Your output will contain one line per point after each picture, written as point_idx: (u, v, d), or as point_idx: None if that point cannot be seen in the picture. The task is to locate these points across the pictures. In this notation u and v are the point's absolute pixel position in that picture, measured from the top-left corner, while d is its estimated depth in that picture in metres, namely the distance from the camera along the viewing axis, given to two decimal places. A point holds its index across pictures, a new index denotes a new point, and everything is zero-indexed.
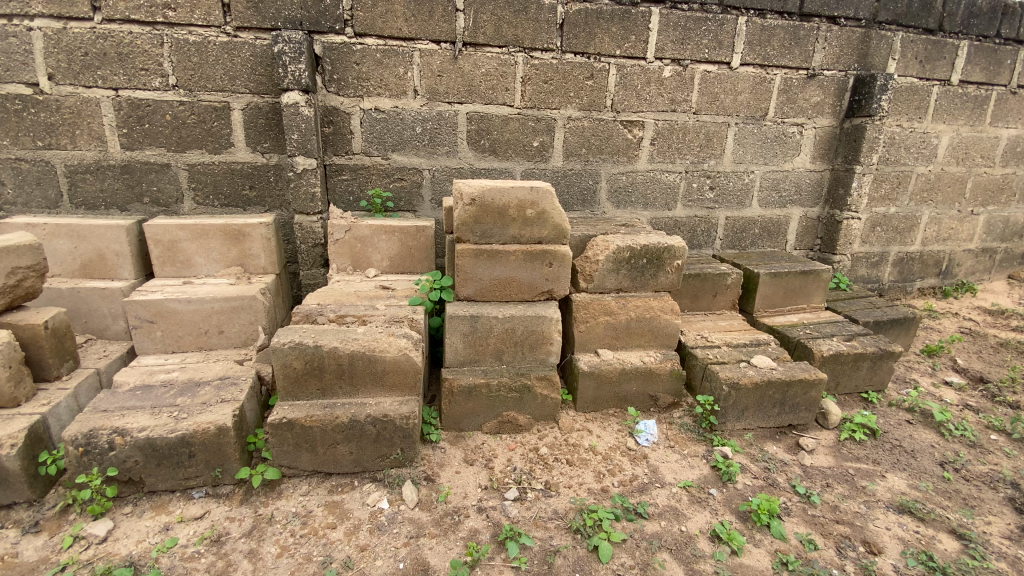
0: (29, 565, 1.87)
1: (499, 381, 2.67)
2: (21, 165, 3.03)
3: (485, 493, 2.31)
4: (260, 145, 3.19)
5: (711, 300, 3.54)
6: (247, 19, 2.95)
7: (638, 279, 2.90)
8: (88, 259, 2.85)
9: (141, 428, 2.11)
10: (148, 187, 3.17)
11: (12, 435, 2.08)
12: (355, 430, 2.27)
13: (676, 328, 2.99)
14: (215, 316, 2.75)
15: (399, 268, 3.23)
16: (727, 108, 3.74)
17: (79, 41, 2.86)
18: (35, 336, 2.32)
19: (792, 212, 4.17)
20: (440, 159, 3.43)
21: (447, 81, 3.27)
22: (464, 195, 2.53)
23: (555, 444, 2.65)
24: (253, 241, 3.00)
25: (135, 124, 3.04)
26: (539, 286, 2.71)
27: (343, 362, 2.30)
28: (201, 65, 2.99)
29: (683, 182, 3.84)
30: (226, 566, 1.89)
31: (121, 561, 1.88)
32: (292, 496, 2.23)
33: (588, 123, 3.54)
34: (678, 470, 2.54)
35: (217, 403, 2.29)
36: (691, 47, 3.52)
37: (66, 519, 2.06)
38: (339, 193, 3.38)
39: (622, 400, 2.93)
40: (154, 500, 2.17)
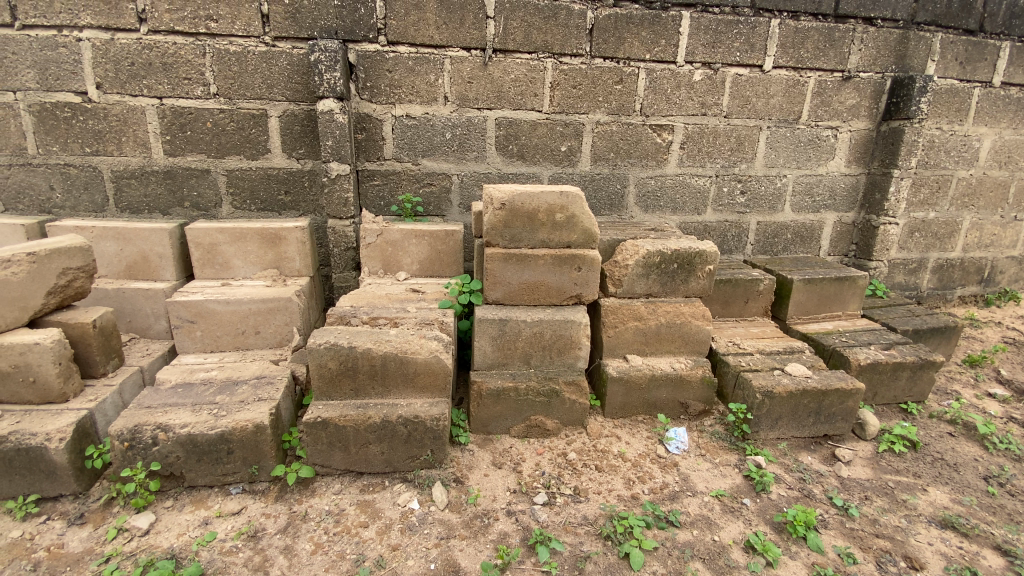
0: (76, 556, 1.94)
1: (528, 385, 2.67)
2: (70, 170, 3.17)
3: (514, 496, 2.31)
4: (295, 151, 3.27)
5: (743, 306, 3.48)
6: (285, 29, 3.04)
7: (668, 284, 2.87)
8: (132, 261, 2.96)
9: (183, 424, 2.18)
10: (188, 192, 3.28)
11: (61, 429, 2.16)
12: (387, 431, 2.30)
13: (707, 334, 2.93)
14: (252, 316, 2.82)
15: (428, 272, 3.27)
16: (759, 111, 3.69)
17: (126, 52, 2.99)
18: (83, 334, 2.42)
19: (825, 216, 4.08)
20: (469, 164, 3.46)
21: (477, 87, 3.31)
22: (494, 200, 2.54)
23: (583, 450, 2.63)
24: (288, 244, 3.08)
25: (177, 131, 3.16)
26: (568, 290, 2.71)
27: (376, 363, 2.33)
28: (241, 74, 3.09)
29: (713, 186, 3.79)
30: (262, 561, 1.92)
31: (163, 553, 1.93)
32: (325, 495, 2.26)
33: (617, 127, 3.53)
34: (710, 479, 2.50)
35: (254, 401, 2.35)
36: (722, 50, 3.49)
37: (111, 511, 2.14)
38: (370, 198, 3.44)
39: (651, 406, 2.90)
40: (194, 494, 2.23)
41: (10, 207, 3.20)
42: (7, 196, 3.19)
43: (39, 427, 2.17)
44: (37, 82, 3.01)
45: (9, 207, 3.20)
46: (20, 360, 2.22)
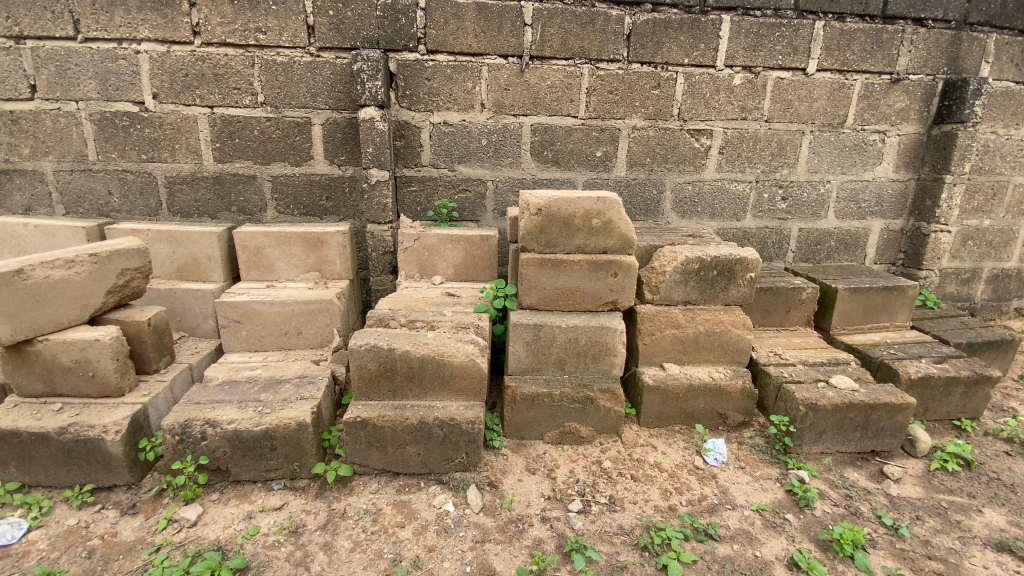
0: (128, 544, 2.02)
1: (562, 391, 2.65)
2: (127, 176, 3.34)
3: (549, 503, 2.29)
4: (336, 157, 3.37)
5: (784, 316, 3.38)
6: (329, 40, 3.15)
7: (707, 292, 2.81)
8: (184, 262, 3.09)
9: (230, 421, 2.26)
10: (236, 198, 3.41)
11: (117, 422, 2.27)
12: (423, 432, 2.33)
13: (748, 343, 2.86)
14: (294, 317, 2.91)
15: (463, 276, 3.30)
16: (802, 115, 3.59)
17: (180, 63, 3.14)
18: (139, 332, 2.54)
19: (872, 223, 3.93)
20: (503, 169, 3.49)
21: (513, 94, 3.34)
22: (531, 205, 2.55)
23: (618, 459, 2.60)
24: (329, 248, 3.16)
25: (227, 139, 3.29)
26: (603, 297, 2.68)
27: (414, 365, 2.37)
28: (287, 83, 3.20)
29: (753, 192, 3.71)
30: (303, 556, 1.97)
31: (210, 545, 2.00)
32: (363, 494, 2.30)
33: (654, 132, 3.49)
34: (750, 492, 2.42)
35: (297, 400, 2.42)
36: (763, 53, 3.42)
37: (161, 502, 2.23)
38: (407, 204, 3.51)
39: (688, 416, 2.84)
40: (238, 489, 2.30)
41: (72, 210, 3.39)
42: (69, 200, 3.38)
43: (97, 419, 2.29)
44: (98, 93, 3.18)
45: (70, 211, 3.40)
46: (81, 355, 2.34)
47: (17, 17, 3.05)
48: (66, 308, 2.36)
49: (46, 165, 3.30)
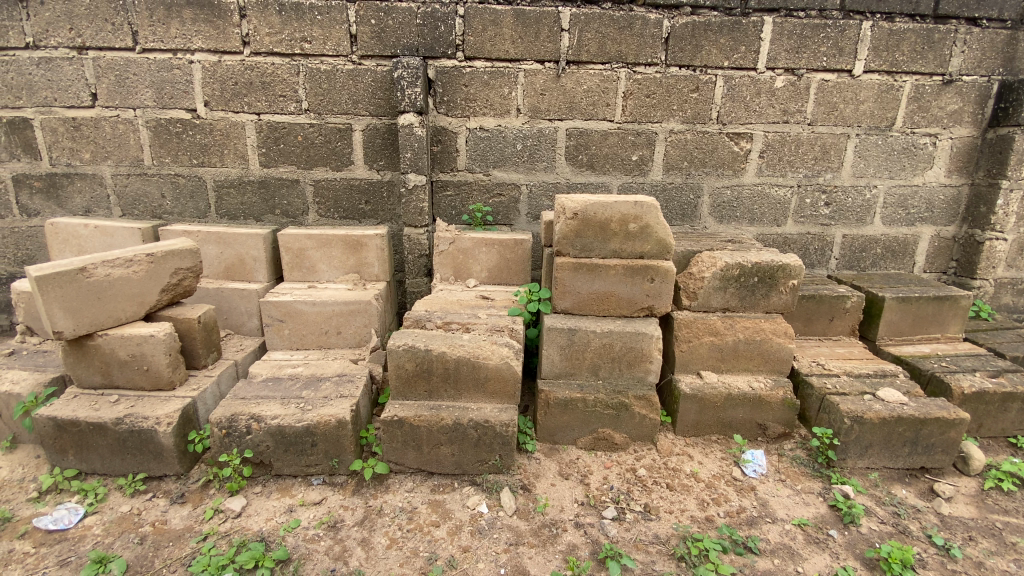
0: (178, 532, 2.11)
1: (597, 397, 2.63)
2: (179, 180, 3.50)
3: (582, 509, 2.28)
4: (376, 163, 3.45)
5: (827, 325, 3.27)
6: (371, 48, 3.23)
7: (747, 298, 2.75)
8: (231, 262, 3.22)
9: (273, 416, 2.33)
10: (280, 201, 3.53)
11: (169, 415, 2.38)
12: (458, 433, 2.36)
13: (789, 352, 2.78)
14: (334, 317, 2.98)
15: (498, 280, 3.32)
16: (847, 118, 3.48)
17: (230, 72, 3.28)
18: (190, 329, 2.64)
19: (921, 230, 3.77)
20: (538, 174, 3.50)
21: (549, 99, 3.35)
22: (567, 209, 2.55)
23: (653, 467, 2.56)
24: (368, 250, 3.24)
25: (272, 144, 3.42)
26: (639, 302, 2.66)
27: (449, 366, 2.40)
28: (330, 90, 3.30)
29: (795, 197, 3.61)
30: (342, 551, 2.01)
31: (253, 536, 2.07)
32: (399, 492, 2.34)
33: (691, 136, 3.45)
34: (791, 506, 2.35)
35: (336, 398, 2.48)
36: (807, 55, 3.33)
37: (207, 493, 2.32)
38: (443, 208, 3.56)
39: (726, 426, 2.77)
40: (280, 482, 2.37)
41: (128, 212, 3.58)
42: (126, 202, 3.56)
43: (150, 411, 2.40)
44: (154, 101, 3.35)
45: (126, 213, 3.58)
46: (137, 350, 2.46)
47: (81, 29, 3.23)
48: (124, 305, 2.48)
49: (105, 169, 3.49)
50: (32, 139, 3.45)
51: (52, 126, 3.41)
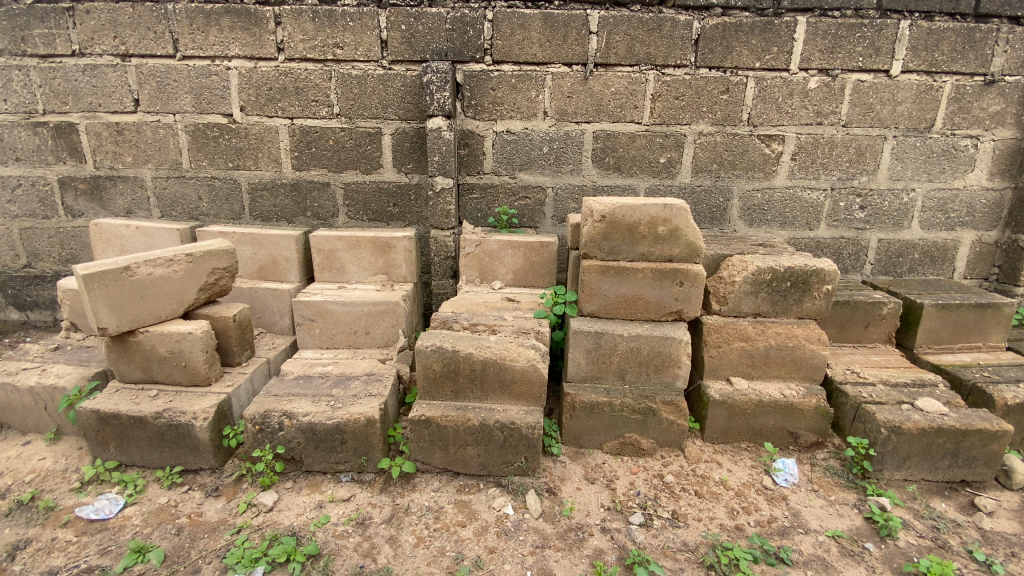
0: (213, 525, 2.17)
1: (623, 401, 2.60)
2: (215, 183, 3.61)
3: (608, 514, 2.26)
4: (404, 166, 3.50)
5: (862, 331, 3.18)
6: (401, 53, 3.29)
7: (779, 303, 2.69)
8: (264, 263, 3.30)
9: (305, 413, 2.38)
10: (311, 203, 3.61)
11: (205, 410, 2.45)
12: (484, 434, 2.37)
13: (823, 359, 2.71)
14: (363, 317, 3.03)
15: (523, 282, 3.33)
16: (884, 120, 3.39)
17: (265, 78, 3.37)
18: (225, 327, 2.72)
19: (961, 235, 3.63)
20: (564, 177, 3.50)
21: (577, 101, 3.34)
22: (594, 212, 2.54)
23: (681, 473, 2.53)
24: (396, 252, 3.29)
25: (304, 148, 3.50)
26: (668, 306, 2.63)
27: (476, 367, 2.41)
28: (361, 95, 3.37)
29: (828, 201, 3.53)
30: (370, 548, 2.04)
31: (285, 530, 2.12)
32: (425, 491, 2.36)
33: (721, 138, 3.40)
34: (824, 517, 2.29)
35: (365, 396, 2.52)
36: (843, 55, 3.25)
37: (241, 487, 2.38)
38: (469, 210, 3.59)
39: (756, 434, 2.72)
40: (310, 479, 2.42)
41: (167, 213, 3.71)
42: (165, 204, 3.69)
43: (187, 406, 2.48)
44: (192, 106, 3.47)
45: (165, 214, 3.71)
46: (175, 346, 2.54)
47: (125, 37, 3.36)
48: (164, 304, 2.57)
49: (146, 172, 3.63)
50: (77, 143, 3.60)
51: (96, 130, 3.56)
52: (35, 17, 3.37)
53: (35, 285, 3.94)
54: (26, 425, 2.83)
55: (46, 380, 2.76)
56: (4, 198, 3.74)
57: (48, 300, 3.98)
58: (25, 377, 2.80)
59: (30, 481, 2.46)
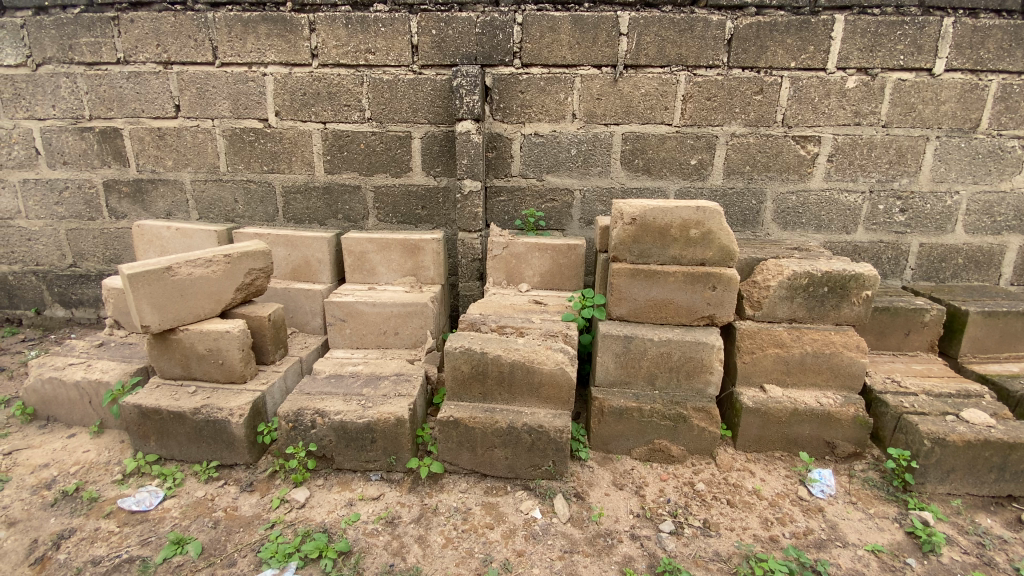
0: (248, 519, 2.23)
1: (653, 407, 2.57)
2: (250, 186, 3.71)
3: (638, 521, 2.23)
4: (432, 169, 3.54)
5: (902, 339, 3.08)
6: (431, 58, 3.32)
7: (816, 309, 2.63)
8: (297, 264, 3.38)
9: (336, 412, 2.42)
10: (342, 206, 3.68)
11: (241, 407, 2.51)
12: (512, 437, 2.37)
13: (862, 367, 2.63)
14: (393, 318, 3.07)
15: (551, 285, 3.33)
16: (926, 120, 3.27)
17: (300, 84, 3.45)
18: (260, 326, 2.79)
19: (1008, 240, 3.48)
20: (592, 179, 3.48)
21: (606, 103, 3.32)
22: (625, 214, 2.52)
23: (712, 482, 2.48)
24: (425, 254, 3.33)
25: (336, 152, 3.57)
26: (699, 310, 2.58)
27: (505, 369, 2.41)
28: (392, 100, 3.42)
29: (866, 203, 3.42)
30: (400, 547, 2.06)
31: (317, 527, 2.16)
32: (453, 491, 2.37)
33: (754, 139, 3.33)
34: (863, 530, 2.21)
35: (395, 396, 2.55)
36: (882, 53, 3.15)
37: (274, 483, 2.43)
38: (496, 213, 3.60)
39: (791, 443, 2.65)
40: (340, 477, 2.46)
41: (204, 215, 3.83)
42: (203, 206, 3.81)
43: (224, 403, 2.54)
44: (230, 111, 3.57)
45: (203, 216, 3.83)
46: (213, 344, 2.62)
47: (167, 45, 3.49)
48: (202, 303, 2.65)
49: (185, 175, 3.75)
50: (121, 147, 3.74)
51: (139, 135, 3.70)
52: (82, 26, 3.53)
53: (80, 283, 4.11)
54: (72, 418, 2.95)
55: (91, 375, 2.88)
56: (53, 200, 3.92)
57: (91, 298, 4.15)
58: (72, 372, 2.92)
59: (75, 472, 2.57)
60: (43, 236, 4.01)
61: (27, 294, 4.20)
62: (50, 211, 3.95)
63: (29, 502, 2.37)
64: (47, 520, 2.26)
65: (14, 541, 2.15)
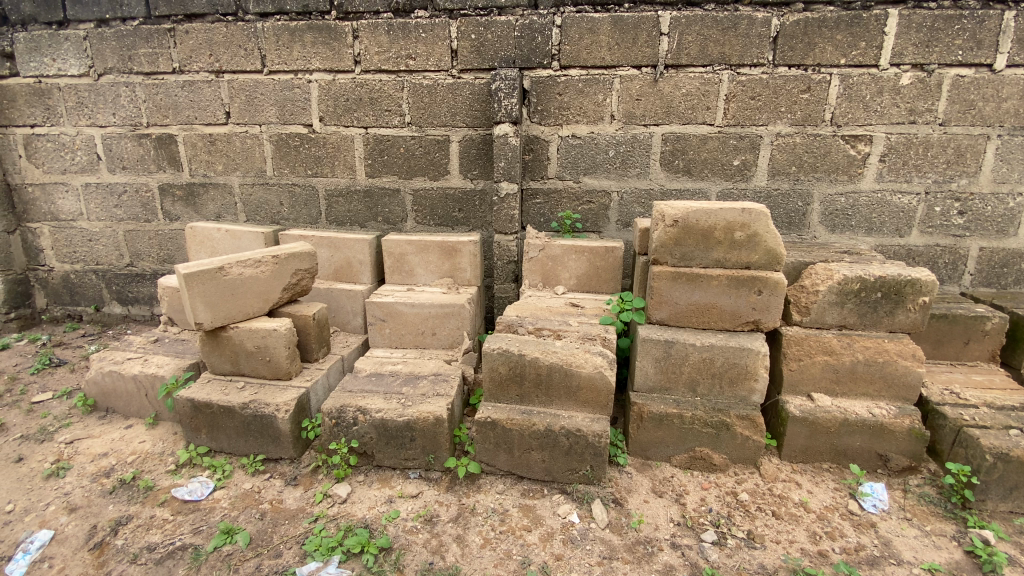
0: (293, 512, 2.30)
1: (694, 413, 2.51)
2: (295, 189, 3.83)
3: (678, 529, 2.19)
4: (470, 172, 3.57)
5: (960, 348, 2.92)
6: (469, 62, 3.36)
7: (868, 316, 2.52)
8: (340, 265, 3.47)
9: (378, 410, 2.47)
10: (382, 209, 3.76)
11: (287, 403, 2.60)
12: (550, 439, 2.36)
13: (918, 377, 2.50)
14: (431, 319, 3.11)
15: (587, 287, 3.31)
16: (987, 117, 3.09)
17: (343, 90, 3.54)
18: (305, 325, 2.88)
19: None
20: (630, 180, 3.44)
21: (645, 104, 3.28)
22: (667, 216, 2.48)
23: (757, 492, 2.40)
24: (462, 256, 3.37)
25: (377, 156, 3.64)
26: (744, 315, 2.52)
27: (542, 372, 2.41)
28: (431, 104, 3.47)
29: (922, 205, 3.26)
30: (439, 546, 2.09)
31: (359, 522, 2.21)
32: (490, 492, 2.39)
33: (801, 139, 3.23)
34: (919, 548, 2.11)
35: (433, 395, 2.58)
36: (939, 48, 3.01)
37: (317, 478, 2.50)
38: (532, 215, 3.60)
39: (840, 454, 2.55)
40: (380, 474, 2.51)
41: (252, 218, 3.97)
42: (250, 209, 3.96)
43: (270, 399, 2.63)
44: (277, 117, 3.70)
45: (250, 218, 3.98)
46: (261, 342, 2.71)
47: (219, 55, 3.65)
48: (251, 302, 2.75)
49: (234, 179, 3.90)
50: (176, 152, 3.93)
51: (192, 141, 3.87)
52: (141, 37, 3.72)
53: (136, 282, 4.34)
54: (129, 410, 3.11)
55: (147, 369, 3.03)
56: (113, 203, 4.15)
57: (146, 296, 4.37)
58: (130, 366, 3.09)
59: (132, 462, 2.70)
60: (104, 237, 4.25)
61: (88, 291, 4.45)
62: (109, 213, 4.18)
63: (89, 489, 2.51)
64: (106, 507, 2.39)
65: (76, 526, 2.28)
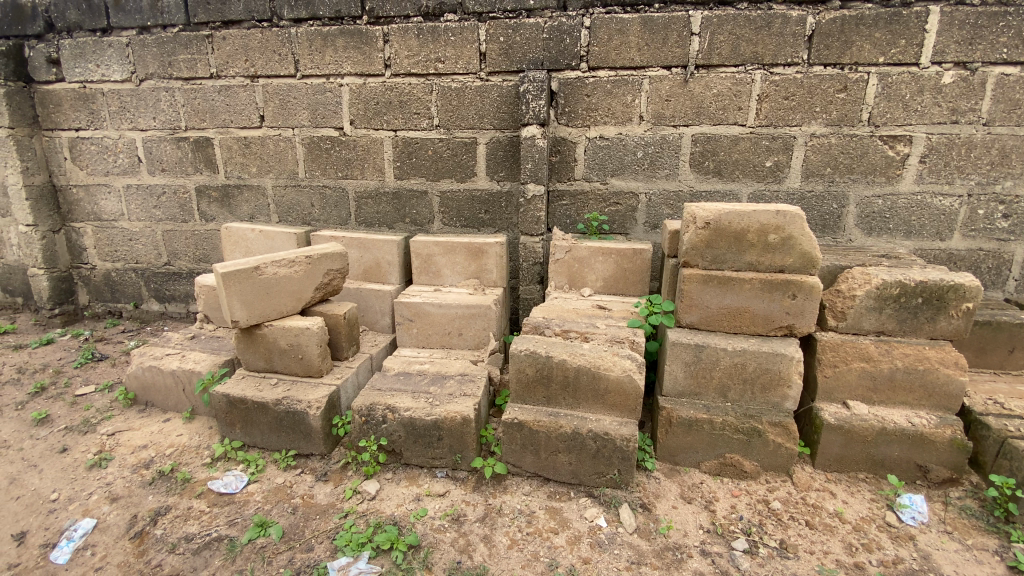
0: (324, 507, 2.34)
1: (724, 419, 2.48)
2: (326, 191, 3.91)
3: (708, 536, 2.16)
4: (496, 174, 3.59)
5: (1005, 357, 2.81)
6: (498, 64, 3.38)
7: (907, 322, 2.45)
8: (368, 266, 3.53)
9: (406, 409, 2.51)
10: (410, 210, 3.80)
11: (318, 400, 2.65)
12: (577, 442, 2.36)
13: (960, 386, 2.42)
14: (458, 319, 3.14)
15: (613, 290, 3.29)
16: None
17: (373, 93, 3.60)
18: (336, 324, 2.94)
19: None
20: (659, 181, 3.40)
21: (675, 105, 3.25)
22: (698, 219, 2.45)
23: (789, 501, 2.35)
24: (488, 257, 3.39)
25: (406, 159, 3.69)
26: (777, 319, 2.47)
27: (570, 374, 2.41)
28: (459, 107, 3.50)
29: (964, 208, 3.15)
30: (466, 545, 2.10)
31: (387, 519, 2.24)
32: (517, 493, 2.39)
33: (836, 139, 3.15)
34: (961, 563, 2.03)
35: (460, 395, 2.60)
36: (983, 46, 2.90)
37: (346, 474, 2.55)
38: (559, 217, 3.60)
39: (877, 464, 2.47)
40: (408, 472, 2.54)
41: (284, 219, 4.07)
42: (282, 210, 4.06)
43: (302, 396, 2.69)
44: (309, 121, 3.79)
45: (282, 219, 4.08)
46: (294, 340, 2.78)
47: (254, 60, 3.75)
48: (285, 301, 2.82)
49: (267, 181, 4.01)
50: (212, 155, 4.05)
51: (228, 144, 3.99)
52: (180, 44, 3.85)
53: (173, 280, 4.49)
54: (167, 404, 3.22)
55: (185, 365, 3.13)
56: (152, 203, 4.30)
57: (182, 294, 4.52)
58: (169, 361, 3.19)
59: (170, 454, 2.80)
60: (143, 236, 4.41)
61: (127, 288, 4.62)
62: (148, 214, 4.34)
63: (130, 480, 2.61)
64: (146, 497, 2.48)
65: (118, 515, 2.37)
